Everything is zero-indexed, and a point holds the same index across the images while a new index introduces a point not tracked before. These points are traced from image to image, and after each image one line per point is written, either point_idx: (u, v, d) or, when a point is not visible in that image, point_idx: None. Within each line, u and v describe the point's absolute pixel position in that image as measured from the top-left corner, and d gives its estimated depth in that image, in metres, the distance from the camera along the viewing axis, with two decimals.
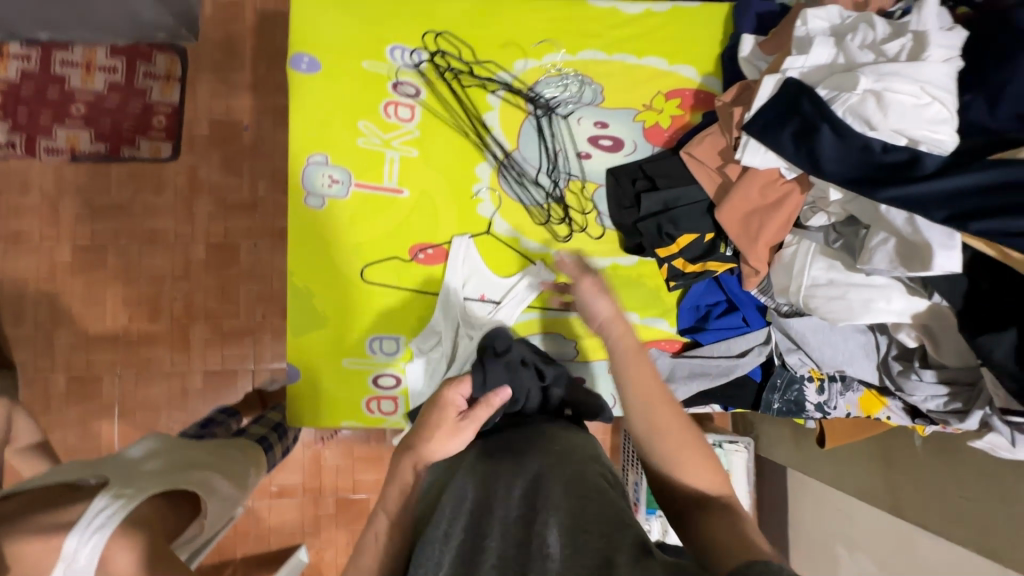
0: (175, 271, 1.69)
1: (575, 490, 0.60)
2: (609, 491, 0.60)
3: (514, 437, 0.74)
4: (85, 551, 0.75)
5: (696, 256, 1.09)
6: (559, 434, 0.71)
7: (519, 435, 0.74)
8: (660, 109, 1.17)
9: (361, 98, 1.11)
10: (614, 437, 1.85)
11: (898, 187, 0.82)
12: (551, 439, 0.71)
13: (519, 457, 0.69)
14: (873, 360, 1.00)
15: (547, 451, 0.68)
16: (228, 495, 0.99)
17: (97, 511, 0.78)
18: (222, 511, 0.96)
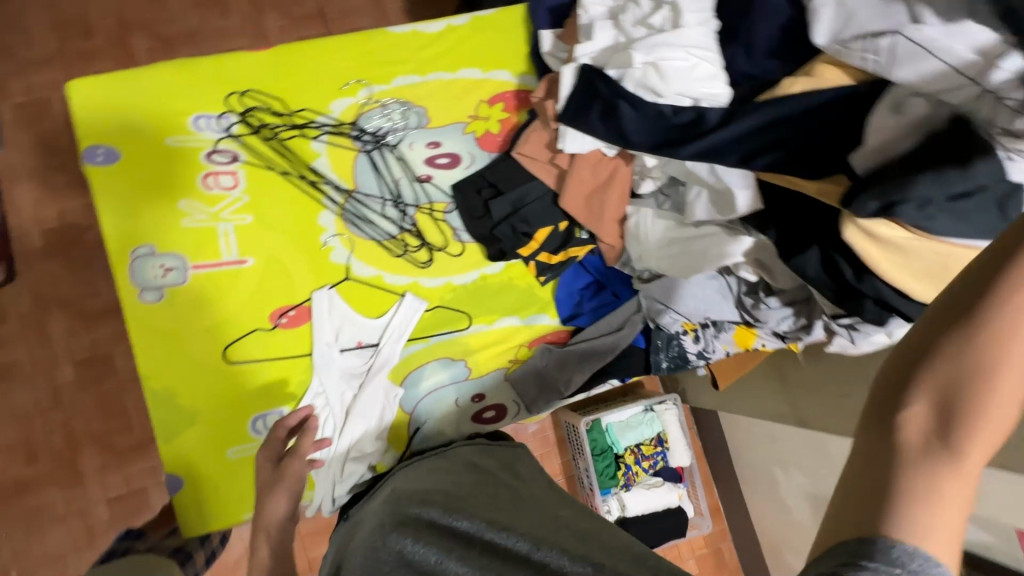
0: (42, 404, 1.48)
1: (487, 519, 0.74)
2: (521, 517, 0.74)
3: (426, 478, 0.88)
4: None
5: (557, 247, 1.13)
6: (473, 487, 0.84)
7: (430, 471, 0.91)
8: (486, 116, 1.19)
9: (175, 178, 1.04)
10: (558, 430, 1.85)
11: (694, 142, 0.89)
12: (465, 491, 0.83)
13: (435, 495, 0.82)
14: (730, 301, 1.07)
15: (461, 497, 0.80)
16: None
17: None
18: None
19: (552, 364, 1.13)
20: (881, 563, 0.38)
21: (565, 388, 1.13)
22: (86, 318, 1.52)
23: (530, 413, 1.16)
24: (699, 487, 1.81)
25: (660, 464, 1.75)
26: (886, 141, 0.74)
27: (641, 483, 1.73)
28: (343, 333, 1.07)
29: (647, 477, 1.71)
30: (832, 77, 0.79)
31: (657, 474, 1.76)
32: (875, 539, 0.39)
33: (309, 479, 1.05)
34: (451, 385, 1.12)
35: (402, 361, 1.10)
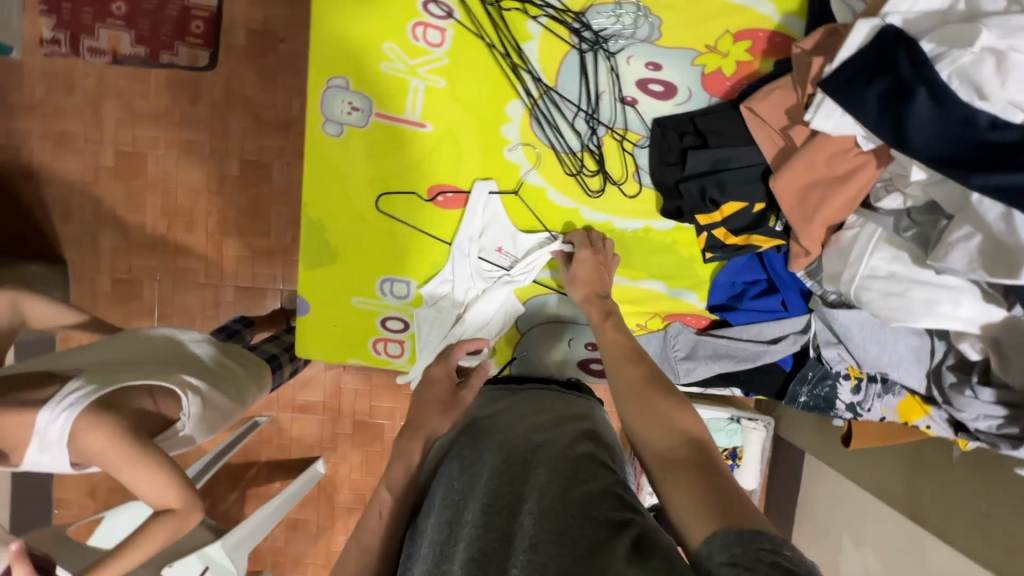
0: (210, 185, 1.70)
1: (560, 476, 0.65)
2: (584, 468, 0.66)
3: (504, 423, 0.81)
4: (57, 423, 0.90)
5: (740, 228, 0.98)
6: (553, 432, 0.75)
7: (513, 416, 0.83)
8: (725, 52, 1.00)
9: (388, 17, 1.00)
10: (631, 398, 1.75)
11: (1000, 173, 0.68)
12: (541, 436, 0.75)
13: (506, 444, 0.74)
14: (923, 366, 0.89)
15: (535, 449, 0.71)
16: (220, 405, 1.08)
17: (68, 392, 0.92)
18: (210, 418, 1.06)
19: (681, 346, 1.05)
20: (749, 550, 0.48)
21: (683, 375, 1.05)
22: (261, 124, 1.67)
23: None
24: None
25: None
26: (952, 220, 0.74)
27: None
28: (494, 236, 1.05)
29: None
30: None
31: None
32: (762, 533, 0.49)
33: (412, 351, 1.09)
34: (574, 322, 1.08)
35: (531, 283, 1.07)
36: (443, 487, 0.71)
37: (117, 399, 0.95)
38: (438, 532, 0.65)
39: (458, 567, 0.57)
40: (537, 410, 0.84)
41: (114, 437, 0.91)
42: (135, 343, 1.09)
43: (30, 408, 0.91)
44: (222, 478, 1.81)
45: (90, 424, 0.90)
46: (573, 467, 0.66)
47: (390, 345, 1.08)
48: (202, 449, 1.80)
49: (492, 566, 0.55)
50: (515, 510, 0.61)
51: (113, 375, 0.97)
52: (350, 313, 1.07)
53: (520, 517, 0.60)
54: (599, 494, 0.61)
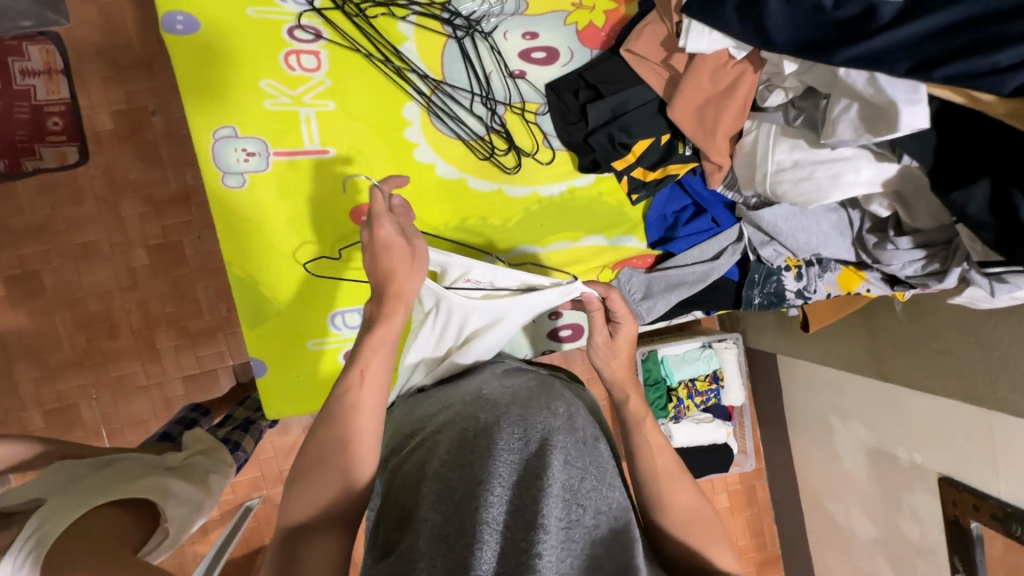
0: (122, 282, 1.58)
1: (577, 460, 0.64)
2: (605, 470, 0.66)
3: (516, 390, 0.75)
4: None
5: (655, 162, 1.02)
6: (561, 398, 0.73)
7: (519, 385, 0.78)
8: (592, 6, 1.04)
9: (256, 55, 0.97)
10: None
11: (856, 44, 0.74)
12: (554, 400, 0.72)
13: (526, 414, 0.68)
14: (847, 237, 0.96)
15: (551, 412, 0.69)
16: (188, 498, 0.97)
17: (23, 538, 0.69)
18: (185, 514, 0.95)
19: (636, 288, 1.09)
20: None
21: (647, 314, 1.08)
22: (157, 204, 1.58)
23: None
24: (746, 427, 1.78)
25: (712, 401, 1.72)
26: (846, 98, 0.79)
27: (690, 417, 1.71)
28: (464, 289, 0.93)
29: (696, 411, 1.70)
30: None
31: (707, 410, 1.73)
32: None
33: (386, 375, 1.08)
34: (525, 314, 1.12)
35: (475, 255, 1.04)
36: (447, 447, 0.66)
37: (91, 522, 0.76)
38: (442, 489, 0.61)
39: (468, 529, 0.56)
40: (537, 384, 0.80)
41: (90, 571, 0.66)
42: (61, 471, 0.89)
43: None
44: None
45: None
46: (587, 453, 0.66)
47: None
48: (199, 554, 1.68)
49: (507, 547, 0.55)
50: (534, 487, 0.59)
51: (73, 497, 0.80)
52: (311, 359, 1.04)
53: (544, 497, 0.57)
54: (610, 502, 0.62)
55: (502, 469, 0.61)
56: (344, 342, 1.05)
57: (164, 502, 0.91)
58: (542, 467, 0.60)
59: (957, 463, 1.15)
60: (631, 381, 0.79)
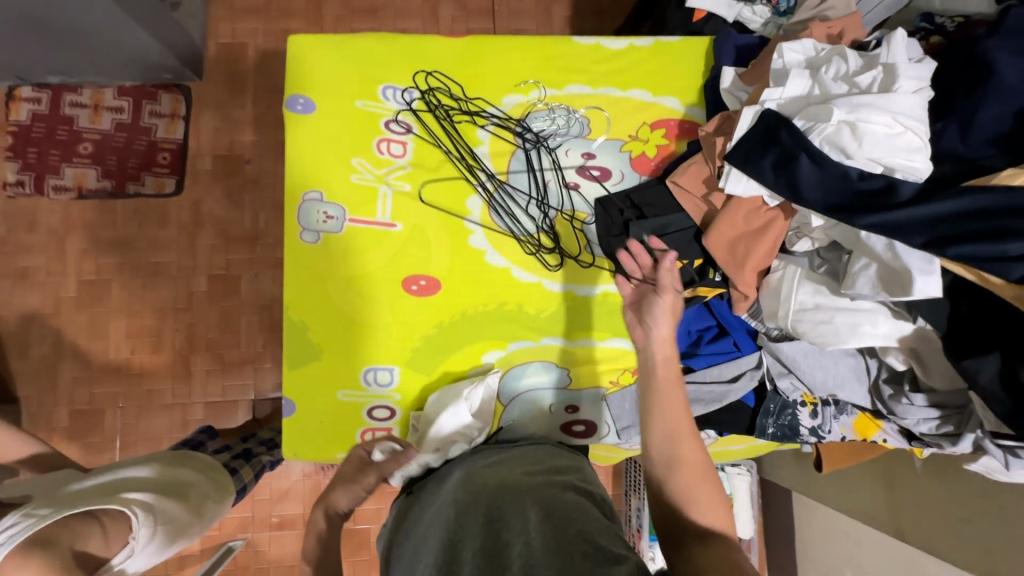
0: (178, 303, 1.72)
1: (555, 512, 0.68)
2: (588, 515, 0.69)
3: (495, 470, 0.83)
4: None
5: (686, 282, 1.11)
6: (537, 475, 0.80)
7: (499, 467, 0.85)
8: (646, 139, 1.20)
9: (355, 138, 1.15)
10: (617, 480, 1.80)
11: (877, 213, 0.83)
12: (530, 477, 0.79)
13: (502, 490, 0.76)
14: (864, 383, 1.00)
15: (526, 485, 0.76)
16: (174, 516, 1.00)
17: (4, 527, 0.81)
18: (165, 531, 0.97)
19: None
20: None
21: None
22: (229, 239, 1.75)
23: (619, 439, 1.13)
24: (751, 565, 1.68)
25: None
26: (868, 259, 0.86)
27: None
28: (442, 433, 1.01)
29: None
30: None
31: None
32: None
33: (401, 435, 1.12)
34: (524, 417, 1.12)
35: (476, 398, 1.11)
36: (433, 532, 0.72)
37: (58, 535, 0.85)
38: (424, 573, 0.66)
39: None
40: (525, 466, 0.85)
41: None
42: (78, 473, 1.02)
43: None
44: None
45: (21, 569, 0.78)
46: (564, 503, 0.71)
47: (378, 434, 1.10)
48: None
49: None
50: (515, 544, 0.64)
51: (58, 500, 0.89)
52: (337, 410, 1.09)
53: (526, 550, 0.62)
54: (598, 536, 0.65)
55: (479, 539, 0.66)
56: (368, 396, 1.10)
57: (143, 515, 0.94)
58: (518, 526, 0.66)
59: None
60: (667, 350, 0.87)
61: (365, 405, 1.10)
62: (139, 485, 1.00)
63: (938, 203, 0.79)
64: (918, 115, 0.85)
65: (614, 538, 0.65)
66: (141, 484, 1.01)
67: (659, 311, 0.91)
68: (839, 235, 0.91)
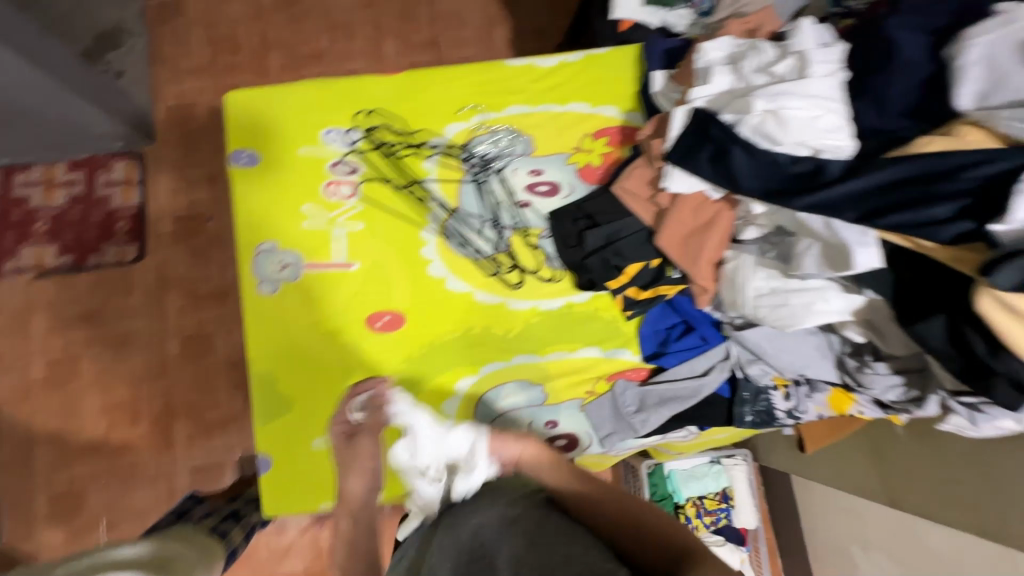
0: (152, 370, 1.69)
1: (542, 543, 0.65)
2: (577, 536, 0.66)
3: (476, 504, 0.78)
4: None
5: (647, 283, 1.13)
6: (517, 501, 0.76)
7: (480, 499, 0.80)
8: (589, 149, 1.22)
9: (302, 185, 1.15)
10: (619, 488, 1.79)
11: (811, 194, 0.85)
12: (512, 504, 0.75)
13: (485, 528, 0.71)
14: (830, 359, 1.01)
15: (508, 516, 0.72)
16: None
17: None
18: None
19: (630, 401, 1.10)
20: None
21: (641, 428, 1.09)
22: (197, 299, 1.73)
23: (603, 448, 1.13)
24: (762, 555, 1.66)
25: (722, 522, 1.64)
26: (810, 239, 0.89)
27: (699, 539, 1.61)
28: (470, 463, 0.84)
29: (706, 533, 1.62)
30: (973, 139, 0.76)
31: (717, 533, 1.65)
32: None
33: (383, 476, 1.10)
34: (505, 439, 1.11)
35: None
36: None
37: None
38: None
39: None
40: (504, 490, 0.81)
41: None
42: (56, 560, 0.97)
43: None
44: None
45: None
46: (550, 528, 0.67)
47: None
48: None
49: None
50: None
51: None
52: (313, 459, 1.07)
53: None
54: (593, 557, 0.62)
55: None
56: None
57: None
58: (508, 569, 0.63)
59: None
60: (529, 445, 0.85)
61: None
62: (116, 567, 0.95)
63: (865, 177, 0.82)
64: (836, 98, 0.88)
65: (604, 556, 0.63)
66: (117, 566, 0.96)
67: (494, 439, 0.86)
68: (782, 217, 0.93)
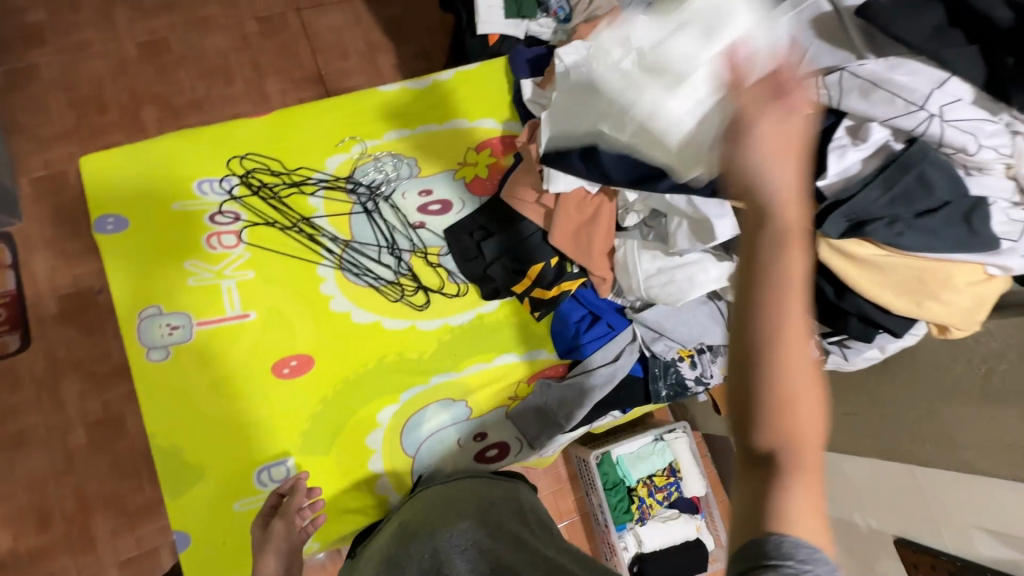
0: (57, 466, 1.53)
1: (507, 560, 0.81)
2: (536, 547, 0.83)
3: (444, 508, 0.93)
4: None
5: (550, 281, 1.14)
6: (486, 513, 0.91)
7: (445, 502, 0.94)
8: (475, 163, 1.25)
9: (182, 241, 1.10)
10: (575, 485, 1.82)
11: (670, 176, 0.92)
12: (481, 518, 0.90)
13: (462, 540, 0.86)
14: (722, 325, 1.09)
15: (478, 531, 0.87)
16: None
17: None
18: None
19: (553, 398, 1.13)
20: (777, 557, 0.46)
21: (567, 422, 1.12)
22: (98, 379, 1.60)
23: (534, 450, 1.15)
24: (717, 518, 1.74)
25: (675, 494, 1.72)
26: (678, 218, 0.95)
27: (656, 516, 1.69)
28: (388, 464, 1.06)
29: (662, 509, 1.69)
30: None
31: (673, 506, 1.72)
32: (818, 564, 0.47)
33: None
34: (437, 461, 1.10)
35: (385, 458, 1.08)
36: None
37: None
38: None
39: None
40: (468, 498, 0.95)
41: None
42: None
43: None
44: None
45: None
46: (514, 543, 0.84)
47: None
48: None
49: None
50: None
51: None
52: (237, 524, 1.01)
53: None
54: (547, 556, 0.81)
55: None
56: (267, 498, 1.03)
57: None
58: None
59: (903, 522, 1.07)
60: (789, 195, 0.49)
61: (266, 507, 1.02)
62: None
63: None
64: None
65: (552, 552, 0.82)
66: None
67: (766, 138, 0.48)
68: (652, 201, 1.00)
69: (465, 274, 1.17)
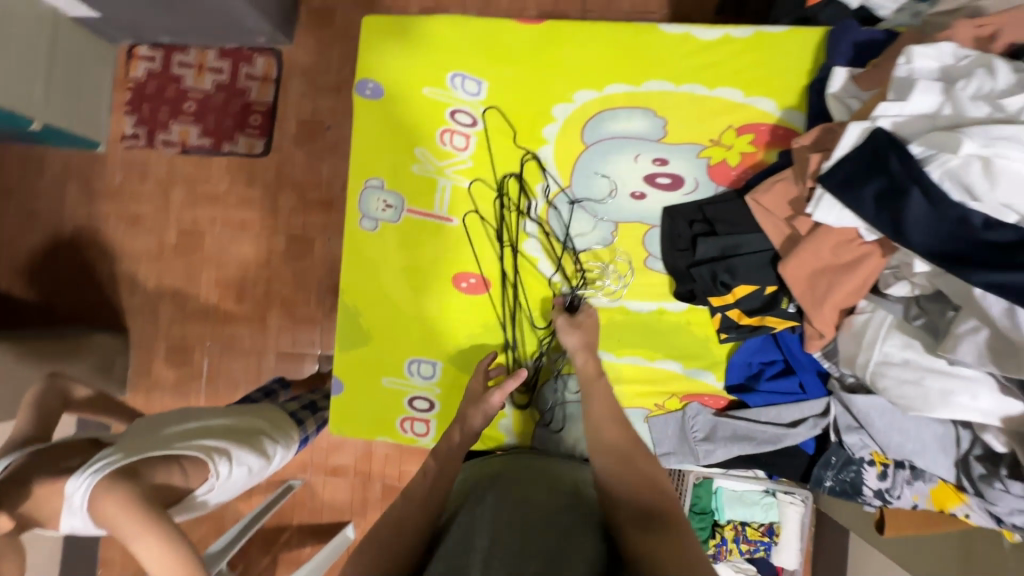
0: (259, 258, 1.84)
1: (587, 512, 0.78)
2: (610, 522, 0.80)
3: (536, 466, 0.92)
4: (80, 491, 0.88)
5: (754, 308, 1.00)
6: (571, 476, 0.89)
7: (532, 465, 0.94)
8: (729, 145, 1.08)
9: (420, 127, 1.13)
10: None
11: (995, 271, 0.72)
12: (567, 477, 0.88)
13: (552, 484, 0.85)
14: (950, 455, 0.87)
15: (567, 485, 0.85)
16: (248, 462, 1.10)
17: (96, 459, 0.91)
18: (237, 476, 1.07)
19: (699, 427, 1.05)
20: None
21: (704, 457, 1.04)
22: (305, 203, 1.83)
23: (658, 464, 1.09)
24: None
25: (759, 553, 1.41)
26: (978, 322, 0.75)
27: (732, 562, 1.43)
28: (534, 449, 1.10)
29: (739, 560, 1.41)
30: None
31: (751, 561, 1.43)
32: None
33: (436, 428, 1.13)
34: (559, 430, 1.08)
35: (516, 402, 1.12)
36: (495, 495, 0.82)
37: (142, 468, 0.94)
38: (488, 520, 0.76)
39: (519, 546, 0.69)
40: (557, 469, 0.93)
41: (127, 506, 0.88)
42: (175, 413, 1.11)
43: (61, 476, 0.89)
44: (254, 542, 1.75)
45: (107, 492, 0.88)
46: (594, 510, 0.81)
47: (417, 424, 1.13)
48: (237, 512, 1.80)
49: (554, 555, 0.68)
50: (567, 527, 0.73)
51: (143, 443, 0.97)
52: (380, 397, 1.13)
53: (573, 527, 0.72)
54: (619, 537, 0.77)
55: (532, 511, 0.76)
56: (411, 388, 1.12)
57: (217, 459, 1.03)
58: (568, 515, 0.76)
59: None
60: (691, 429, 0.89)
61: (407, 394, 1.12)
62: (218, 429, 1.09)
63: None
64: None
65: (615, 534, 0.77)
66: (217, 426, 1.09)
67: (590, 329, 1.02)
68: (945, 285, 0.79)
69: (668, 261, 1.07)
